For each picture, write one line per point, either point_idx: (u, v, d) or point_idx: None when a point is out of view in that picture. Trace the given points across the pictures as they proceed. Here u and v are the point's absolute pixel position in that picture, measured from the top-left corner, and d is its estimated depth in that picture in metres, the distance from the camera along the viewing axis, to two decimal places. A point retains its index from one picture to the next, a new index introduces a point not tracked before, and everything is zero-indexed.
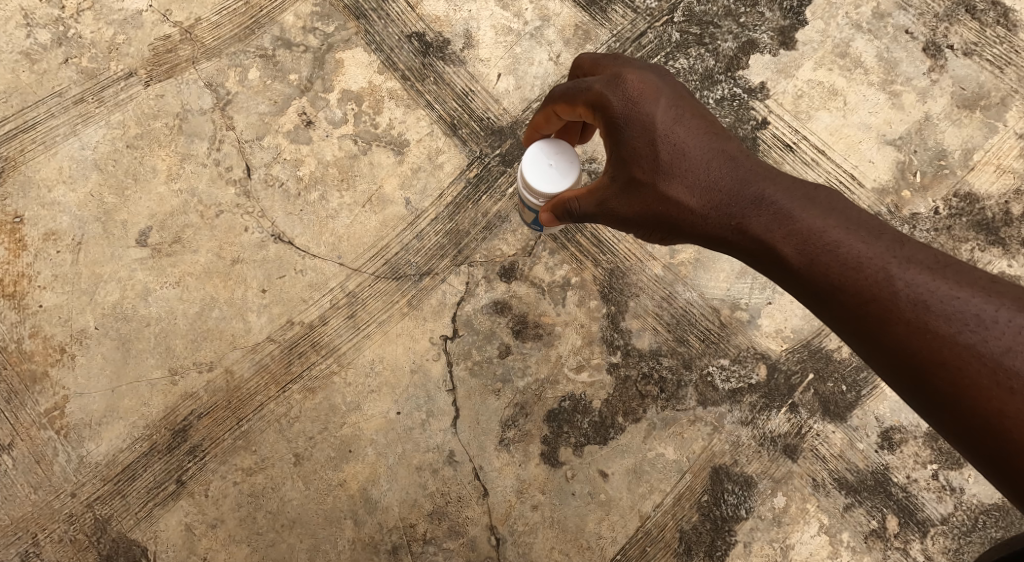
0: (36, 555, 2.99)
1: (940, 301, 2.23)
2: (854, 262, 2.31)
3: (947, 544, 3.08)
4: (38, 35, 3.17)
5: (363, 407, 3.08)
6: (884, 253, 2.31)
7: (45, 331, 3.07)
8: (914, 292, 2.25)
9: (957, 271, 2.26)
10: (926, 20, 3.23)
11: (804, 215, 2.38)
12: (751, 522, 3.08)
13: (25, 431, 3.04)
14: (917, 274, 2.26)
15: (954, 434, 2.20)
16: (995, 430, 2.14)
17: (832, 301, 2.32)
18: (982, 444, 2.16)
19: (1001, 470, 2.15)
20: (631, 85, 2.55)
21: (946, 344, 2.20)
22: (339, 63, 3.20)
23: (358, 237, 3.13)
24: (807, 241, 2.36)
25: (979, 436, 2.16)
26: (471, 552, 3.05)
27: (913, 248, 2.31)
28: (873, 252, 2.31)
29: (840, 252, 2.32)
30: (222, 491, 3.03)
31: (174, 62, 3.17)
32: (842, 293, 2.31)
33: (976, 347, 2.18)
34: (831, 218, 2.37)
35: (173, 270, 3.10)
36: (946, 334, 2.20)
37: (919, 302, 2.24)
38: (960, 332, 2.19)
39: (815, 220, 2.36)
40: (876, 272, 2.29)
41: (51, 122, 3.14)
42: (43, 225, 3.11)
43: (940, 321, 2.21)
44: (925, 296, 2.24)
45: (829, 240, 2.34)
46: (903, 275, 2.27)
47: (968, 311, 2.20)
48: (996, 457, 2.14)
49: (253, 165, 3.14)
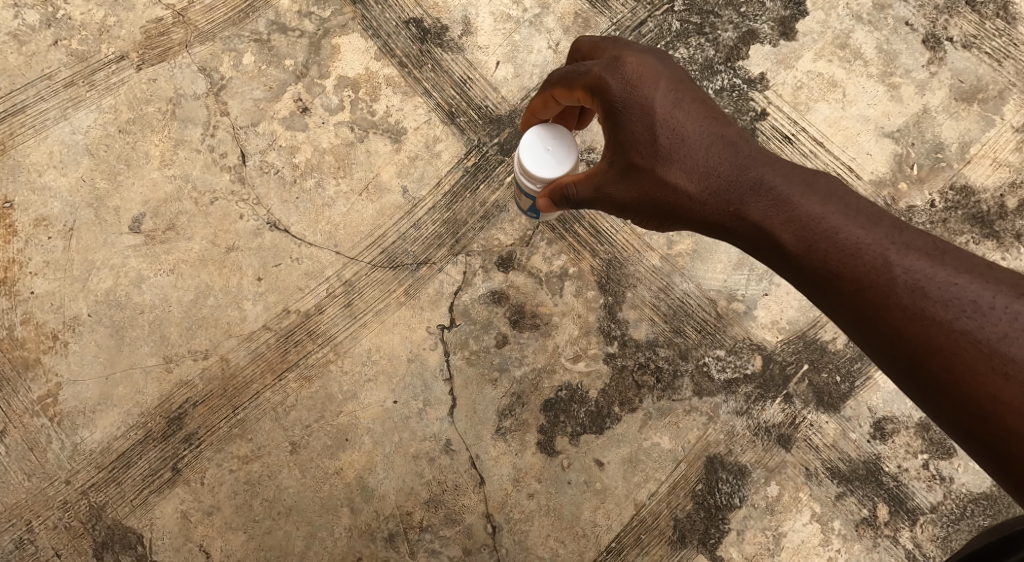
0: (30, 542, 2.98)
1: (938, 287, 2.24)
2: (853, 248, 2.32)
3: (936, 532, 3.13)
4: (27, 15, 3.10)
5: (360, 397, 3.08)
6: (882, 240, 2.32)
7: (37, 318, 3.04)
8: (912, 279, 2.26)
9: (955, 258, 2.27)
10: (926, 12, 3.23)
11: (803, 201, 2.38)
12: (744, 511, 3.12)
13: (18, 419, 3.01)
14: (915, 260, 2.28)
15: (950, 421, 2.22)
16: (991, 417, 2.17)
17: (830, 288, 2.34)
18: (977, 430, 2.18)
19: (995, 455, 2.17)
20: (630, 69, 2.54)
21: (943, 331, 2.22)
22: (335, 49, 3.15)
23: (354, 225, 3.11)
24: (806, 227, 2.36)
25: (974, 422, 2.19)
26: (467, 540, 3.06)
27: (911, 235, 2.32)
28: (871, 238, 2.32)
29: (839, 238, 2.33)
30: (218, 479, 3.03)
31: (167, 45, 3.11)
32: (840, 280, 2.32)
33: (973, 334, 2.20)
34: (830, 204, 2.37)
35: (167, 257, 3.07)
36: (944, 321, 2.22)
37: (917, 289, 2.26)
38: (958, 319, 2.21)
39: (813, 206, 2.37)
40: (874, 258, 2.30)
41: (40, 105, 3.07)
42: (33, 210, 3.06)
43: (938, 307, 2.23)
44: (923, 283, 2.25)
45: (828, 227, 2.35)
46: (902, 262, 2.28)
47: (965, 297, 2.22)
48: (990, 443, 2.18)
49: (248, 152, 3.10)
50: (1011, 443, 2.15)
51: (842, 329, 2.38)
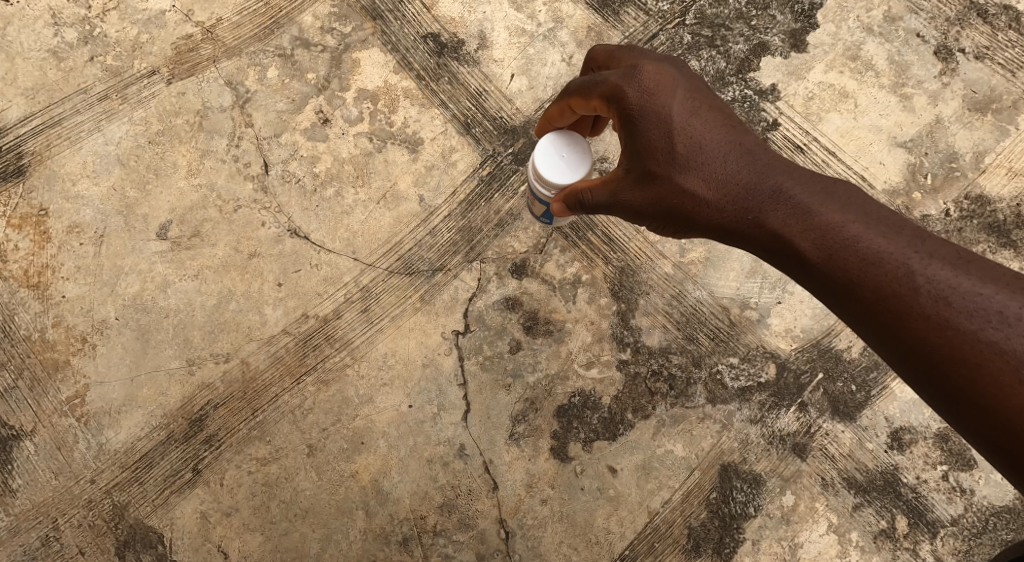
0: (55, 540, 3.06)
1: (962, 297, 2.25)
2: (873, 256, 2.33)
3: (957, 546, 3.08)
4: (65, 33, 3.26)
5: (375, 400, 3.13)
6: (904, 248, 2.32)
7: (67, 321, 3.15)
8: (935, 288, 2.27)
9: (979, 267, 2.28)
10: (937, 24, 3.25)
11: (823, 210, 2.39)
12: (759, 520, 3.10)
13: (46, 418, 3.11)
14: (938, 269, 2.28)
15: (973, 431, 2.24)
16: (1014, 428, 2.18)
17: (850, 295, 2.35)
18: (1000, 439, 2.20)
19: (1018, 465, 2.19)
20: (647, 77, 2.56)
21: (967, 341, 2.23)
22: (355, 63, 3.26)
23: (373, 233, 3.20)
24: (826, 236, 2.37)
25: (997, 432, 2.20)
26: (480, 546, 3.09)
27: (933, 243, 2.33)
28: (893, 246, 2.33)
29: (860, 247, 2.34)
30: (237, 480, 3.09)
31: (196, 61, 3.25)
32: (860, 288, 2.33)
33: (998, 345, 2.21)
34: (850, 212, 2.38)
35: (192, 263, 3.17)
36: (969, 331, 2.23)
37: (940, 299, 2.26)
38: (983, 329, 2.22)
39: (833, 214, 2.38)
40: (896, 267, 2.31)
41: (76, 118, 3.22)
42: (67, 218, 3.19)
43: (962, 317, 2.24)
44: (946, 292, 2.26)
45: (848, 235, 2.36)
46: (924, 271, 2.29)
47: (991, 308, 2.23)
48: (1015, 453, 2.19)
49: (271, 162, 3.22)
50: None
51: (860, 335, 2.39)
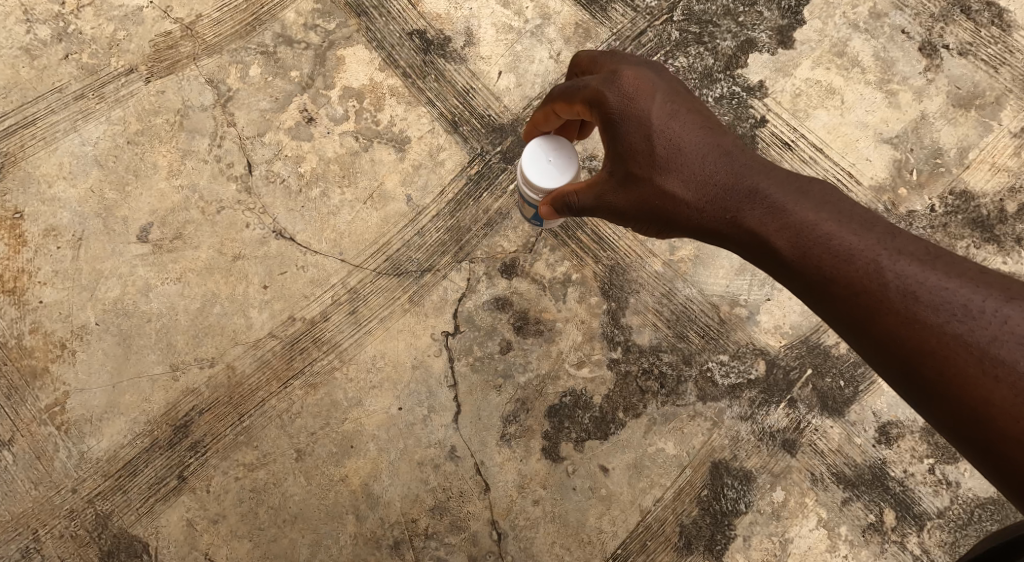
0: (36, 551, 2.99)
1: (930, 291, 2.18)
2: (845, 254, 2.27)
3: (943, 537, 3.10)
4: (38, 30, 3.17)
5: (365, 404, 3.09)
6: (874, 244, 2.26)
7: (45, 327, 3.07)
8: (904, 284, 2.21)
9: (947, 263, 2.21)
10: (922, 20, 3.26)
11: (796, 208, 2.34)
12: (750, 516, 3.11)
13: (25, 427, 3.03)
14: (906, 265, 2.22)
15: (945, 424, 2.16)
16: (980, 418, 2.11)
17: (824, 293, 2.28)
18: (969, 431, 2.13)
19: (986, 457, 2.12)
20: (626, 82, 2.50)
21: (934, 334, 2.16)
22: (339, 60, 3.20)
23: (359, 234, 3.15)
24: (799, 234, 2.31)
25: (965, 422, 2.13)
26: (472, 548, 3.06)
27: (904, 239, 2.27)
28: (864, 243, 2.27)
29: (831, 244, 2.28)
30: (223, 487, 3.04)
31: (175, 58, 3.17)
32: (833, 284, 2.26)
33: (963, 337, 2.14)
34: (823, 211, 2.32)
35: (174, 266, 3.10)
36: (935, 324, 2.16)
37: (909, 293, 2.20)
38: (949, 322, 2.15)
39: (806, 212, 2.32)
40: (866, 263, 2.25)
41: (51, 118, 3.13)
42: (43, 221, 3.11)
43: (929, 311, 2.17)
44: (915, 287, 2.20)
45: (821, 233, 2.30)
46: (893, 267, 2.23)
47: (955, 301, 2.16)
48: (982, 444, 2.12)
49: (254, 162, 3.15)
50: (999, 442, 2.10)
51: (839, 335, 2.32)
